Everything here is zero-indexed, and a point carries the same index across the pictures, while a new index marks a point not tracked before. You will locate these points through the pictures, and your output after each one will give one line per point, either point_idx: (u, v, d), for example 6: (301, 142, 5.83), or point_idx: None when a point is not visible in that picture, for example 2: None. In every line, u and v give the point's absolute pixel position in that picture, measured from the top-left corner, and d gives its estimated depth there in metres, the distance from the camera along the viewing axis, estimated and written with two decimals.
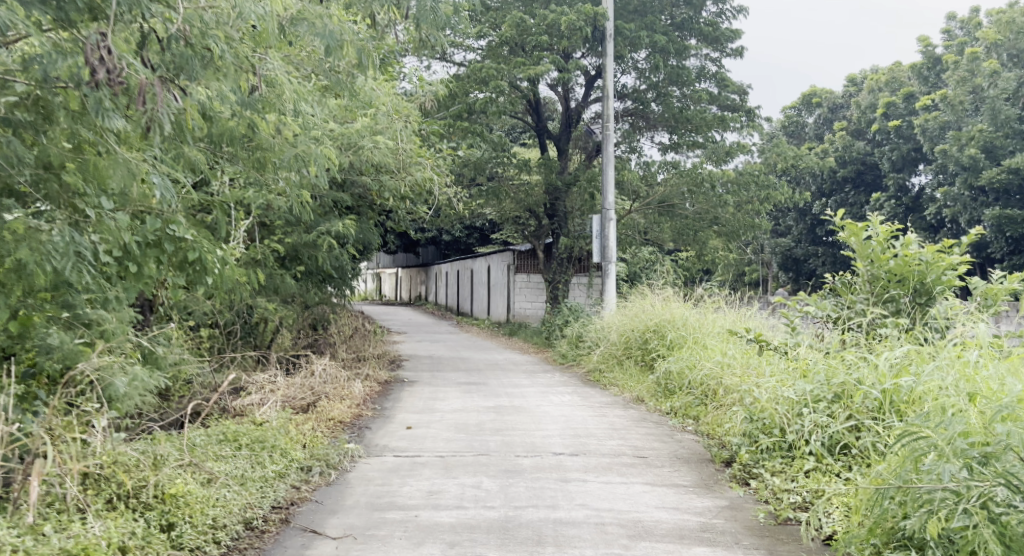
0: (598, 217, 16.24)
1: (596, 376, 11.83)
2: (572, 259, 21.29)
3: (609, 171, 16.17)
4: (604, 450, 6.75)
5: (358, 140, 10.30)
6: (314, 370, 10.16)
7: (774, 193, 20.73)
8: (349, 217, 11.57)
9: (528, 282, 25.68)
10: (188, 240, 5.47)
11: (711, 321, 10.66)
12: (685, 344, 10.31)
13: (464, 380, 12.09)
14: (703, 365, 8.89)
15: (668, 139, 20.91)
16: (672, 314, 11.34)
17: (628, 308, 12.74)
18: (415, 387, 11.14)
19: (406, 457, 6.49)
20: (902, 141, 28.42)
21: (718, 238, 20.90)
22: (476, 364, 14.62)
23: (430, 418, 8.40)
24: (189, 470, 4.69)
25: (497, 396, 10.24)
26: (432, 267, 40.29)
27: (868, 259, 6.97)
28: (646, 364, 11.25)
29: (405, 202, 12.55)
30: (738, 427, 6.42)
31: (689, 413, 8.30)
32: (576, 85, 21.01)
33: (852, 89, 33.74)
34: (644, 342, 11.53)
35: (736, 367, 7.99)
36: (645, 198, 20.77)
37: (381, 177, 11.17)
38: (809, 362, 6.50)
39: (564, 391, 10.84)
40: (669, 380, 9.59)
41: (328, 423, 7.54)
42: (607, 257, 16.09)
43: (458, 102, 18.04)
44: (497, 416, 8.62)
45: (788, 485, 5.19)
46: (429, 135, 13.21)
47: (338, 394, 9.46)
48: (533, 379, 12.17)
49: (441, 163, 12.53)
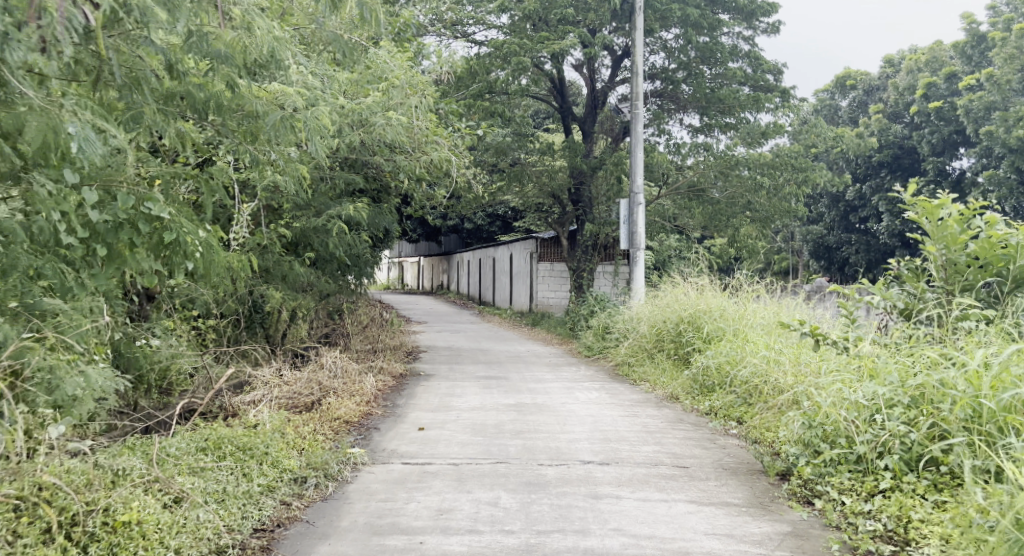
0: (625, 201, 15.39)
1: (626, 370, 11.05)
2: (598, 246, 20.29)
3: (637, 153, 15.34)
4: (638, 459, 5.97)
5: (368, 116, 9.59)
6: (324, 364, 9.51)
7: (813, 175, 19.71)
8: (363, 200, 10.82)
9: (551, 270, 24.89)
10: (165, 219, 4.76)
11: (753, 313, 9.83)
12: (725, 336, 9.50)
13: (484, 374, 11.35)
14: (746, 360, 8.10)
15: (698, 121, 19.94)
16: (708, 303, 10.51)
17: (660, 297, 11.91)
18: (432, 382, 10.42)
19: (415, 465, 5.76)
20: (943, 123, 27.23)
21: (752, 223, 19.95)
22: (498, 357, 13.88)
23: (445, 418, 7.67)
24: (153, 488, 3.98)
25: (519, 392, 9.49)
26: (454, 256, 39.66)
27: (943, 242, 6.18)
28: (680, 358, 10.45)
29: (421, 184, 11.82)
30: (794, 433, 5.64)
31: (733, 414, 7.53)
32: (603, 65, 20.18)
33: (890, 70, 32.42)
34: (678, 334, 10.70)
35: (787, 364, 7.18)
36: (674, 182, 19.85)
37: (393, 157, 10.43)
38: (876, 360, 5.71)
39: (591, 387, 10.07)
40: (706, 375, 8.82)
41: (333, 424, 6.84)
42: (635, 244, 15.24)
43: (478, 82, 17.16)
44: (519, 416, 7.87)
45: (864, 507, 4.44)
46: (445, 114, 12.42)
47: (349, 390, 8.79)
48: (558, 373, 11.40)
49: (459, 142, 11.77)
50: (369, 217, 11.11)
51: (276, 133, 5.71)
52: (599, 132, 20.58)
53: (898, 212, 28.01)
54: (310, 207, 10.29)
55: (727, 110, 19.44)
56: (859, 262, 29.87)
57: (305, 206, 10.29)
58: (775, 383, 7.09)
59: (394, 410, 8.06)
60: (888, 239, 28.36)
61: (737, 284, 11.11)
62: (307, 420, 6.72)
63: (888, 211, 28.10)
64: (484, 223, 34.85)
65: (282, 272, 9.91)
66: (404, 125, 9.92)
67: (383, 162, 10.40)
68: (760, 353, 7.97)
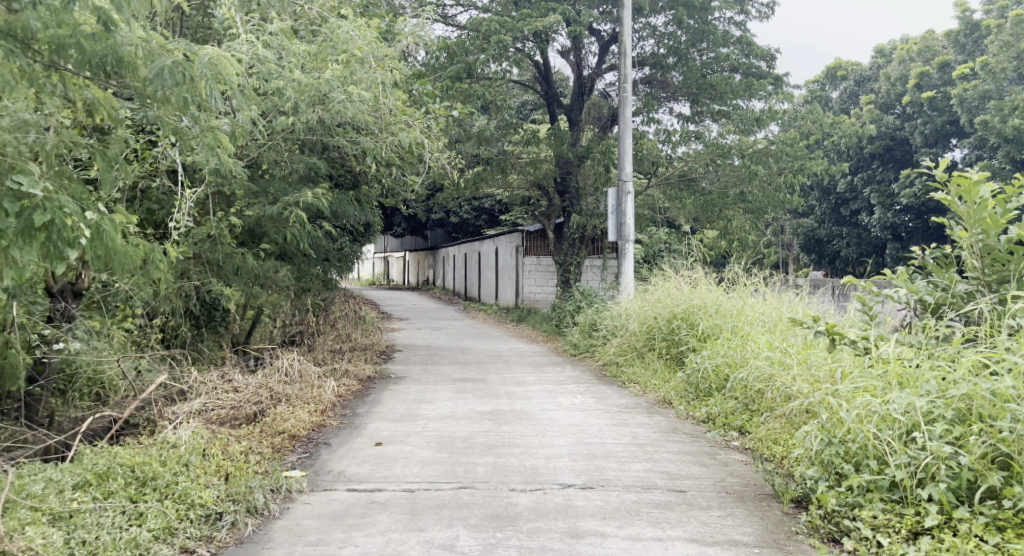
0: (614, 189, 14.52)
1: (614, 371, 10.17)
2: (586, 239, 19.45)
3: (626, 139, 14.46)
4: (628, 481, 5.08)
5: (327, 92, 8.67)
6: (279, 369, 8.61)
7: (808, 164, 18.92)
8: (326, 186, 9.87)
9: (538, 264, 24.01)
10: (36, 195, 3.90)
11: (754, 309, 8.95)
12: (722, 334, 8.61)
13: (461, 376, 10.44)
14: (749, 362, 7.23)
15: (689, 109, 19.06)
16: (703, 299, 9.64)
17: (650, 292, 11.04)
18: (403, 385, 9.52)
19: (362, 492, 4.85)
20: (936, 113, 26.53)
21: (744, 215, 19.12)
22: (478, 356, 12.98)
23: (409, 429, 6.79)
24: None
25: (496, 397, 8.59)
26: (439, 250, 38.67)
27: (979, 227, 5.31)
28: (673, 359, 9.57)
29: (391, 170, 10.87)
30: (809, 451, 4.78)
31: (733, 423, 6.69)
32: (589, 51, 19.31)
33: (881, 60, 31.69)
34: (669, 331, 9.84)
35: (798, 367, 6.34)
36: (664, 172, 18.98)
37: (355, 137, 9.47)
38: (905, 364, 4.84)
39: (576, 390, 9.20)
40: (701, 377, 7.95)
41: (274, 440, 5.95)
42: (624, 235, 14.35)
43: (457, 63, 16.16)
44: (494, 426, 6.98)
45: (906, 550, 3.59)
46: (419, 96, 11.45)
47: (304, 397, 7.90)
48: (541, 374, 10.53)
49: (432, 125, 10.87)
50: (333, 206, 10.16)
51: (165, 81, 4.63)
52: (587, 121, 19.67)
53: (890, 203, 27.37)
54: (266, 194, 9.35)
55: (719, 98, 18.59)
56: (850, 256, 29.15)
57: (260, 193, 9.35)
58: (783, 389, 6.25)
59: (353, 420, 7.17)
60: (879, 231, 27.72)
61: (734, 277, 10.24)
62: (243, 437, 5.82)
63: (879, 203, 27.44)
64: (470, 217, 33.95)
65: (234, 265, 9.01)
66: (365, 101, 8.97)
67: (347, 143, 9.44)
68: (764, 355, 7.10)
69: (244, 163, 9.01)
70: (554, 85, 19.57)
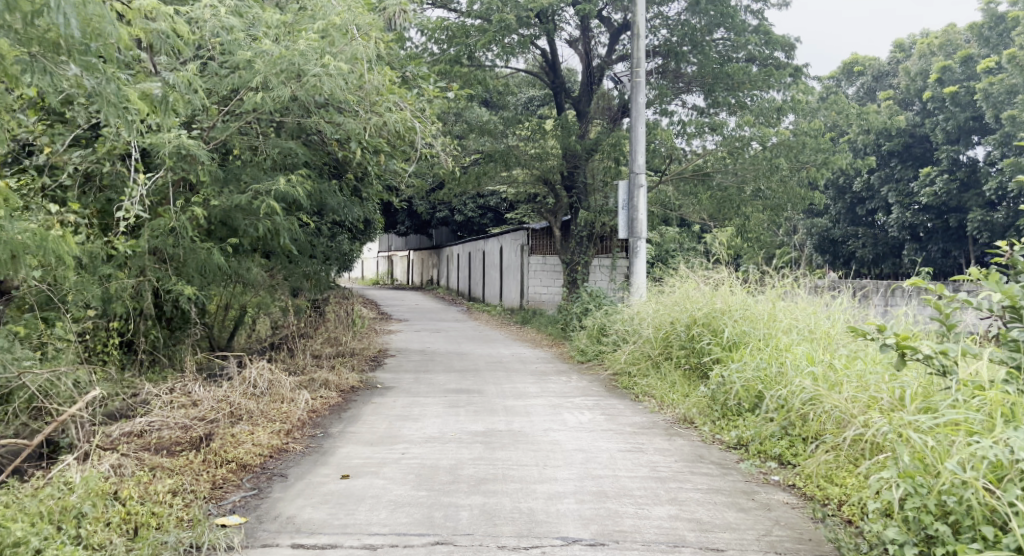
0: (625, 182, 13.43)
1: (627, 382, 9.13)
2: (594, 237, 18.12)
3: (638, 127, 13.35)
4: (650, 536, 4.01)
5: (302, 65, 7.59)
6: (247, 378, 7.61)
7: (832, 157, 17.79)
8: (305, 174, 8.82)
9: (544, 264, 22.94)
10: None
11: (789, 314, 7.87)
12: (751, 343, 7.56)
13: (455, 386, 9.38)
14: (786, 378, 6.23)
15: (703, 100, 17.83)
16: (727, 301, 8.58)
17: (665, 294, 9.97)
18: (388, 397, 8.46)
19: (310, 549, 3.79)
20: (959, 108, 24.95)
21: (764, 212, 18.00)
22: (476, 362, 11.92)
23: (387, 456, 5.74)
24: None
25: (493, 413, 7.54)
26: (443, 249, 37.63)
27: None
28: (693, 370, 8.52)
29: (377, 156, 9.81)
30: (883, 503, 3.75)
31: (771, 451, 5.70)
32: (599, 38, 18.26)
33: (900, 54, 30.55)
34: (688, 339, 8.77)
35: (851, 389, 5.29)
36: (677, 167, 17.75)
37: (334, 119, 8.42)
38: (1009, 395, 3.81)
39: (584, 404, 8.15)
40: (727, 392, 6.93)
41: (215, 473, 4.90)
42: (636, 231, 13.25)
43: (455, 44, 15.16)
44: (486, 451, 5.93)
45: None
46: (413, 78, 10.37)
47: (270, 413, 6.88)
48: (543, 385, 9.47)
49: (426, 107, 9.82)
50: (313, 197, 9.13)
51: None
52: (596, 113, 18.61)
53: (908, 203, 26.14)
54: (237, 181, 8.35)
55: (735, 89, 17.42)
56: (866, 258, 27.73)
57: (228, 180, 8.35)
58: (834, 413, 5.23)
59: (323, 443, 6.14)
60: (897, 232, 26.41)
61: (761, 277, 9.16)
62: (180, 471, 4.78)
63: (897, 202, 26.21)
64: (475, 215, 32.94)
65: (198, 262, 8.01)
66: (344, 76, 7.92)
67: (327, 126, 8.40)
68: (805, 370, 6.11)
69: (210, 147, 8.04)
70: (562, 75, 18.54)
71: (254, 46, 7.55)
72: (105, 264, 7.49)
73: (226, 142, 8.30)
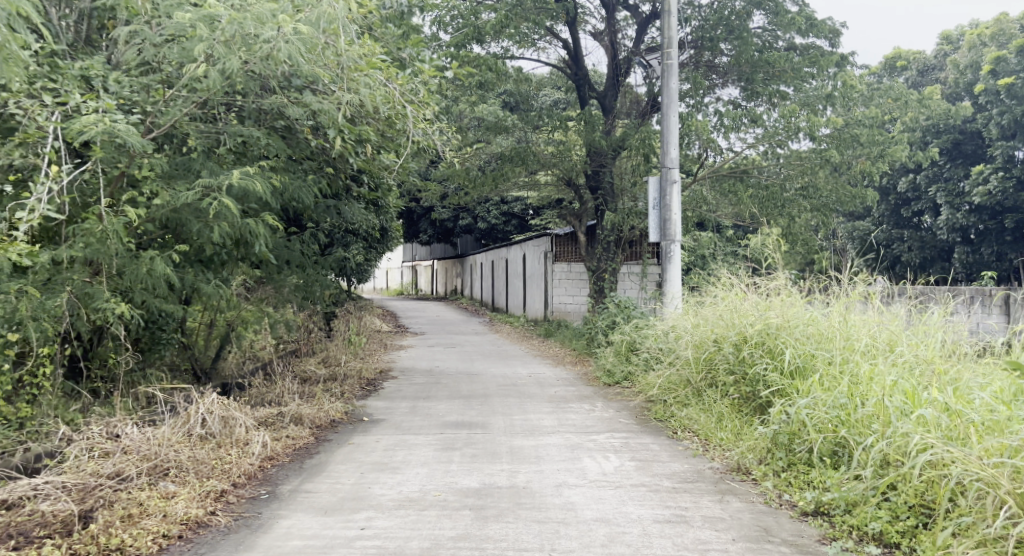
0: (656, 179, 11.84)
1: (662, 414, 7.65)
2: (622, 242, 16.49)
3: (671, 117, 11.75)
4: None
5: (256, 29, 6.16)
6: (197, 414, 6.20)
7: (888, 150, 15.90)
8: (271, 166, 7.41)
9: (568, 272, 21.27)
10: None
11: (869, 333, 6.36)
12: (821, 370, 6.01)
13: (456, 418, 7.86)
14: (885, 423, 4.69)
15: (740, 93, 16.06)
16: (785, 316, 7.01)
17: (706, 306, 8.39)
18: (371, 435, 6.99)
19: None
20: (1016, 101, 22.73)
21: (811, 212, 16.15)
22: (486, 385, 10.38)
23: (338, 534, 4.25)
24: None
25: (496, 459, 6.00)
26: (466, 258, 36.17)
27: None
28: (743, 400, 6.94)
29: (363, 148, 8.36)
30: None
31: (868, 526, 4.14)
32: (626, 27, 16.80)
33: (947, 47, 28.53)
34: (735, 361, 7.21)
35: (996, 449, 3.77)
36: (711, 165, 16.31)
37: (303, 98, 7.08)
38: None
39: (610, 443, 6.59)
40: (793, 433, 5.41)
41: None
42: (669, 233, 11.64)
43: (463, 27, 13.86)
44: (474, 525, 4.40)
45: None
46: (408, 58, 8.93)
47: (212, 461, 5.45)
48: (561, 416, 7.92)
49: (420, 89, 8.34)
50: (283, 193, 7.71)
51: None
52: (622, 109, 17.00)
53: (959, 203, 23.93)
54: (187, 175, 6.96)
55: (776, 78, 15.71)
56: (912, 262, 25.46)
57: (177, 173, 6.97)
58: (972, 481, 3.70)
59: (262, 510, 4.66)
60: (947, 234, 24.15)
61: (826, 284, 7.56)
62: None
63: (947, 203, 24.00)
64: (498, 222, 31.47)
65: (140, 274, 6.61)
66: (309, 42, 6.51)
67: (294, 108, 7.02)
68: (911, 414, 4.59)
69: (153, 135, 6.68)
70: (585, 67, 17.07)
71: (199, 9, 6.15)
72: (14, 279, 6.05)
73: (175, 126, 6.95)
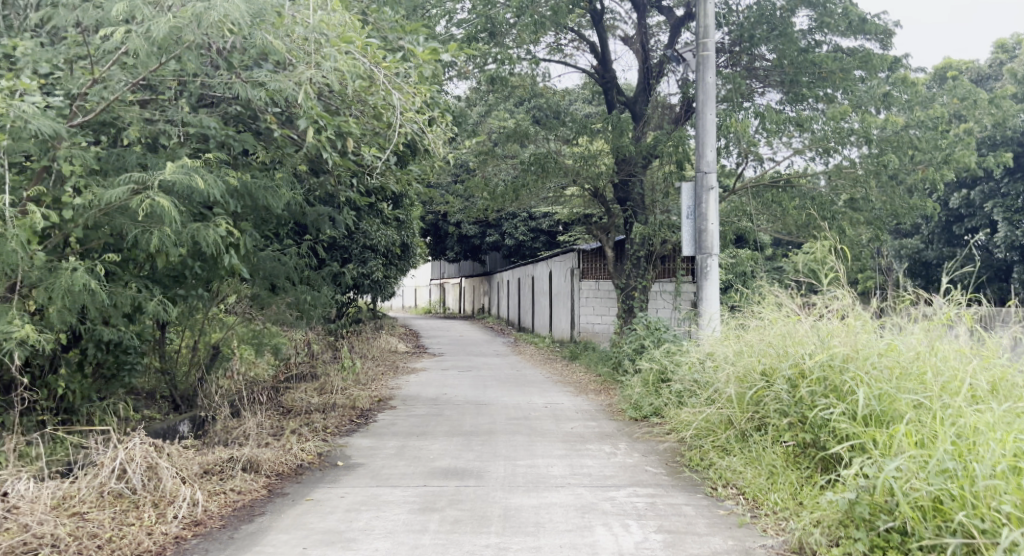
0: (690, 184, 10.42)
1: (698, 463, 6.25)
2: (654, 257, 15.06)
3: (708, 114, 10.31)
4: None
5: None
6: (112, 464, 4.95)
7: (953, 155, 14.25)
8: (223, 161, 6.21)
9: (596, 290, 19.68)
10: None
11: (971, 370, 4.92)
12: (909, 418, 4.58)
13: (447, 463, 6.54)
14: None
15: (782, 97, 14.63)
16: (854, 346, 5.56)
17: (750, 330, 7.01)
18: (338, 486, 5.72)
19: None
20: None
21: (864, 225, 14.55)
22: (494, 418, 9.05)
23: None
24: None
25: (483, 528, 4.67)
26: (493, 276, 34.91)
27: None
28: (802, 450, 5.52)
29: (337, 142, 7.15)
30: None
31: None
32: (659, 28, 15.55)
33: (1003, 55, 26.61)
34: (790, 401, 5.77)
35: None
36: (752, 174, 14.90)
37: (257, 76, 5.93)
38: None
39: (634, 505, 5.21)
40: (877, 505, 4.00)
41: None
42: (705, 246, 10.18)
43: (475, 19, 12.78)
44: None
45: None
46: (400, 42, 7.79)
47: (107, 532, 4.22)
48: (575, 463, 6.57)
49: (412, 74, 7.11)
50: (241, 193, 6.51)
51: None
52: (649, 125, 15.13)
53: (1019, 220, 21.65)
54: (121, 171, 5.79)
55: (823, 80, 14.10)
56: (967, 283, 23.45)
57: (111, 170, 5.78)
58: None
59: None
60: (1004, 253, 21.85)
61: (899, 306, 6.12)
62: None
63: (1004, 219, 21.70)
64: (526, 238, 29.98)
65: (59, 291, 5.39)
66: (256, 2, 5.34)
67: (244, 87, 5.88)
68: None
69: (77, 121, 5.54)
70: (614, 69, 15.78)
71: None
72: None
73: (107, 110, 5.78)
